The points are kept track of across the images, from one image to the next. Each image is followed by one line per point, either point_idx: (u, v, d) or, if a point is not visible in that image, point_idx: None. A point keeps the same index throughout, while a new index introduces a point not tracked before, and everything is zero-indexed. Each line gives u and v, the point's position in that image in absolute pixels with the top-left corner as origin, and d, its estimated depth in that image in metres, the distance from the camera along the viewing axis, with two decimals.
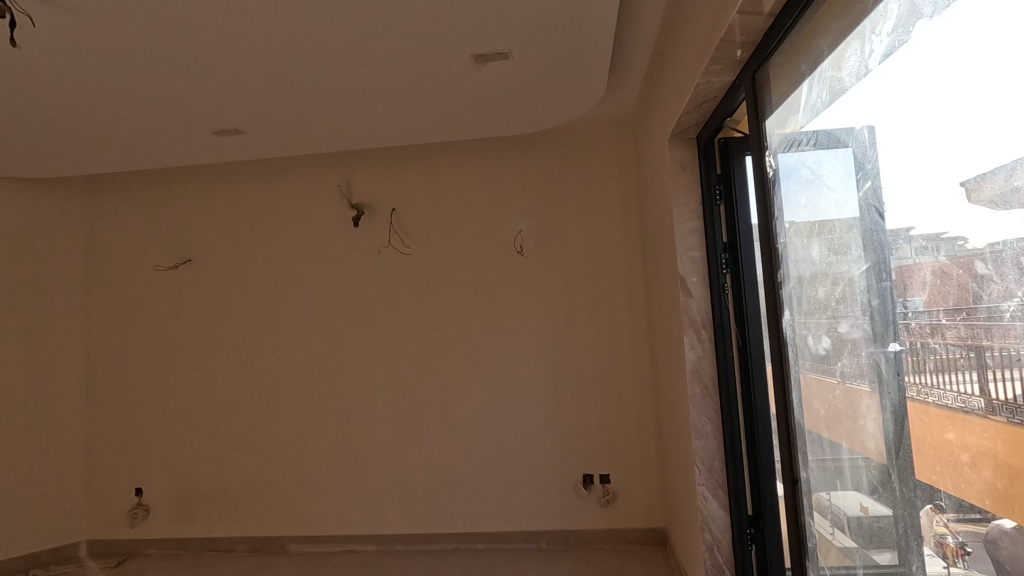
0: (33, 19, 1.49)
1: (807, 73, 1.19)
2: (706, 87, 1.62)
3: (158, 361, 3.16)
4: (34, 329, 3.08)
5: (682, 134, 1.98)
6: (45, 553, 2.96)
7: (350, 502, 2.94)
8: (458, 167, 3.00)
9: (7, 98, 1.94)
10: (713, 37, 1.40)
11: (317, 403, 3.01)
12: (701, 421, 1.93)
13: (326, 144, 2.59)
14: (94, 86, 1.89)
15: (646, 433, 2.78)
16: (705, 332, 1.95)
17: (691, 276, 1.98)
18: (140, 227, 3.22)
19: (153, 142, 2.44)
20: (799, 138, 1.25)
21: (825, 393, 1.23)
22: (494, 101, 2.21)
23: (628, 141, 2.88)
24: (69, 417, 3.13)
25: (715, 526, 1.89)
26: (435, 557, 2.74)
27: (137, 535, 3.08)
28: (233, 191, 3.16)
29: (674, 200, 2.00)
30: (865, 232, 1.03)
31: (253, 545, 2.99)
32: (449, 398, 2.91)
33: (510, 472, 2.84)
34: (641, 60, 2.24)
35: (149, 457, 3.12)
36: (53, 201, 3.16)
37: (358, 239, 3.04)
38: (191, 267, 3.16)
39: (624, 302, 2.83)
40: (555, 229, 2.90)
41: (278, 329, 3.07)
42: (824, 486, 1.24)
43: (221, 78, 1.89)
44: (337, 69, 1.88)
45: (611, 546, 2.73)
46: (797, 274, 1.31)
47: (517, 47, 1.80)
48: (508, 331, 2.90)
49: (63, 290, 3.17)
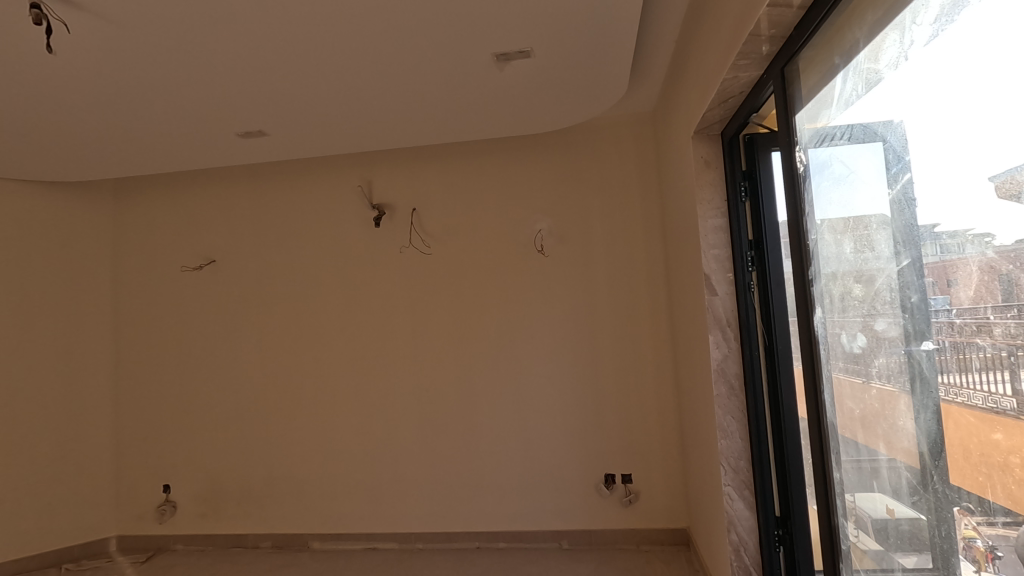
0: (68, 25, 1.53)
1: (840, 66, 1.17)
2: (732, 83, 1.60)
3: (185, 361, 3.21)
4: (66, 329, 3.15)
5: (706, 131, 1.96)
6: (76, 548, 3.04)
7: (373, 501, 2.96)
8: (478, 167, 3.01)
9: (42, 103, 1.99)
10: (740, 32, 1.38)
11: (339, 402, 3.04)
12: (727, 421, 1.91)
13: (347, 145, 2.61)
14: (125, 90, 1.93)
15: (669, 432, 2.76)
16: (730, 331, 1.93)
17: (716, 274, 1.95)
18: (166, 228, 3.28)
19: (180, 145, 2.48)
20: (832, 132, 1.23)
21: (858, 392, 1.20)
22: (515, 99, 2.21)
23: (649, 139, 2.86)
24: (98, 416, 3.20)
25: (741, 526, 1.86)
26: (457, 556, 2.75)
27: (165, 530, 3.14)
28: (256, 193, 3.20)
29: (698, 197, 1.97)
30: (902, 227, 1.01)
31: (277, 542, 3.02)
32: (470, 396, 2.92)
33: (531, 471, 2.83)
34: (662, 56, 2.22)
35: (176, 455, 3.18)
36: (83, 203, 3.23)
37: (379, 239, 3.06)
38: (215, 268, 3.21)
39: (645, 300, 2.81)
40: (575, 227, 2.89)
41: (301, 329, 3.10)
42: (859, 487, 1.22)
43: (247, 80, 1.92)
44: (360, 70, 1.90)
45: (634, 546, 2.71)
46: (829, 271, 1.29)
47: (539, 46, 1.80)
48: (528, 330, 2.89)
49: (92, 291, 3.24)
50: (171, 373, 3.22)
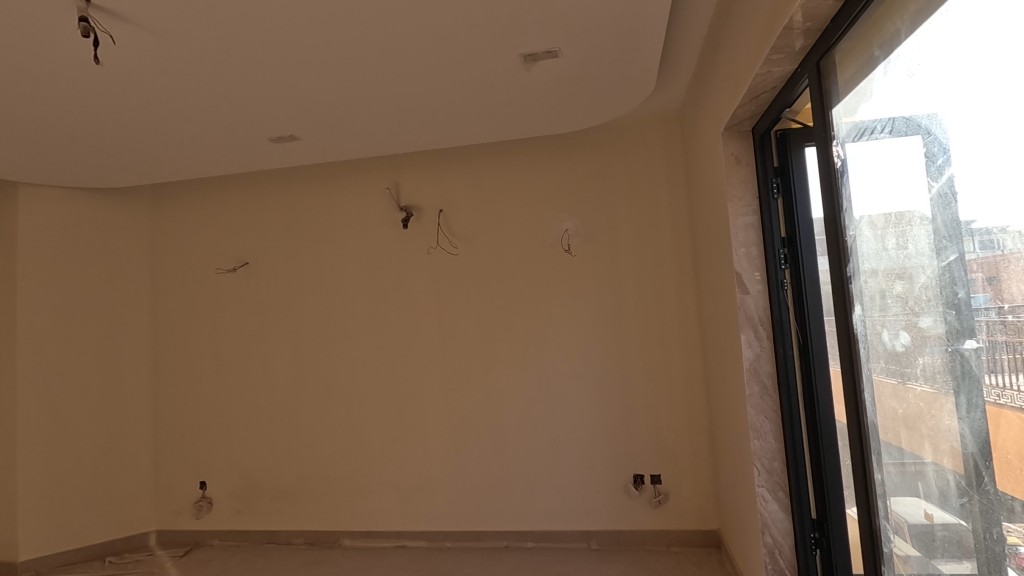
0: (112, 37, 1.59)
1: (880, 58, 1.14)
2: (764, 79, 1.58)
3: (219, 360, 3.30)
4: (108, 330, 3.27)
5: (737, 127, 1.93)
6: (118, 541, 3.15)
7: (402, 499, 3.00)
8: (504, 168, 3.02)
9: (86, 112, 2.07)
10: (773, 26, 1.36)
11: (369, 401, 3.08)
12: (760, 421, 1.88)
13: (375, 148, 2.65)
14: (164, 98, 2.00)
15: (699, 433, 2.73)
16: (763, 329, 1.90)
17: (747, 272, 1.92)
18: (201, 231, 3.37)
19: (215, 150, 2.55)
20: (872, 125, 1.20)
21: (901, 391, 1.17)
22: (542, 99, 2.22)
23: (676, 136, 2.83)
24: (138, 413, 3.31)
25: (776, 529, 1.83)
26: (486, 555, 2.77)
27: (202, 526, 3.23)
28: (287, 196, 3.27)
29: (729, 194, 1.95)
30: (946, 222, 0.98)
31: (309, 539, 3.09)
32: (498, 395, 2.93)
33: (559, 470, 2.84)
34: (691, 53, 2.20)
35: (211, 452, 3.26)
36: (122, 208, 3.34)
37: (407, 240, 3.10)
38: (248, 270, 3.29)
39: (674, 298, 2.79)
40: (602, 226, 2.88)
41: (331, 330, 3.16)
42: (901, 489, 1.19)
43: (280, 87, 1.97)
44: (388, 74, 1.92)
45: (663, 547, 2.70)
46: (869, 268, 1.26)
47: (567, 45, 1.80)
48: (555, 330, 2.90)
49: (132, 293, 3.35)
50: (206, 373, 3.31)
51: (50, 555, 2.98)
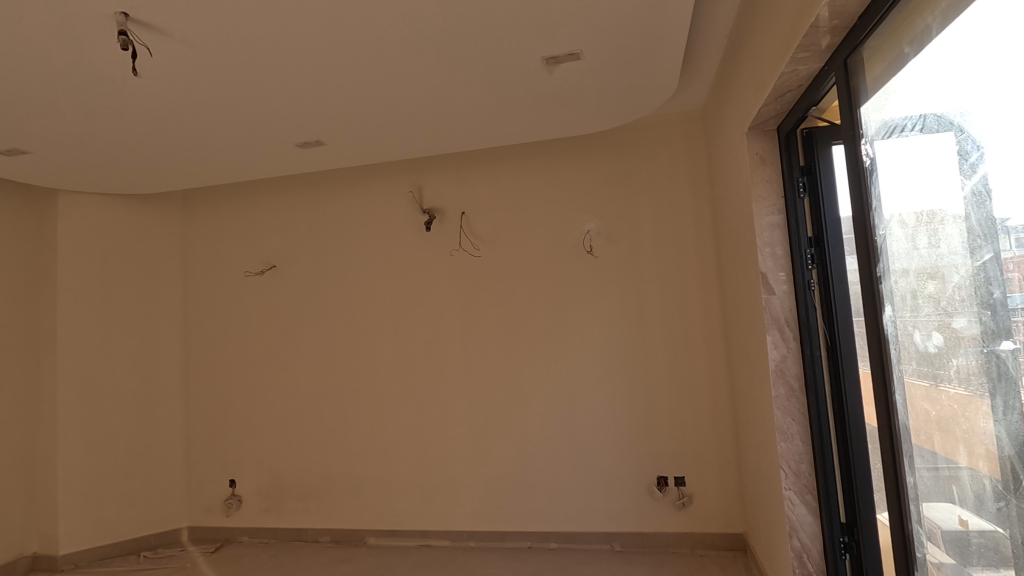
0: (150, 49, 1.65)
1: (910, 55, 1.13)
2: (790, 77, 1.57)
3: (248, 360, 3.38)
4: (142, 332, 3.37)
5: (762, 126, 1.91)
6: (152, 537, 3.25)
7: (425, 498, 3.04)
8: (526, 170, 3.03)
9: (123, 121, 2.14)
10: (799, 24, 1.35)
11: (393, 401, 3.12)
12: (787, 423, 1.86)
13: (399, 151, 2.69)
14: (197, 107, 2.06)
15: (724, 435, 2.70)
16: (789, 330, 1.88)
17: (773, 273, 1.90)
18: (229, 236, 3.46)
19: (244, 157, 2.61)
20: (902, 124, 1.18)
21: (933, 392, 1.15)
22: (564, 101, 2.22)
23: (699, 136, 2.81)
24: (171, 412, 3.41)
25: (804, 533, 1.81)
26: (509, 555, 2.79)
27: (231, 523, 3.31)
28: (313, 200, 3.33)
29: (754, 194, 1.93)
30: (982, 221, 0.96)
31: (335, 537, 3.14)
32: (520, 395, 2.95)
33: (582, 470, 2.84)
34: (714, 52, 2.19)
35: (240, 451, 3.34)
36: (156, 214, 3.44)
37: (430, 243, 3.14)
38: (275, 273, 3.37)
39: (697, 299, 2.77)
40: (624, 227, 2.88)
41: (356, 331, 3.21)
42: (934, 494, 1.17)
43: (308, 94, 2.01)
44: (412, 78, 1.95)
45: (688, 550, 2.68)
46: (900, 268, 1.24)
47: (590, 47, 1.81)
48: (577, 331, 2.90)
49: (164, 296, 3.45)
50: (235, 373, 3.39)
51: (88, 550, 3.08)
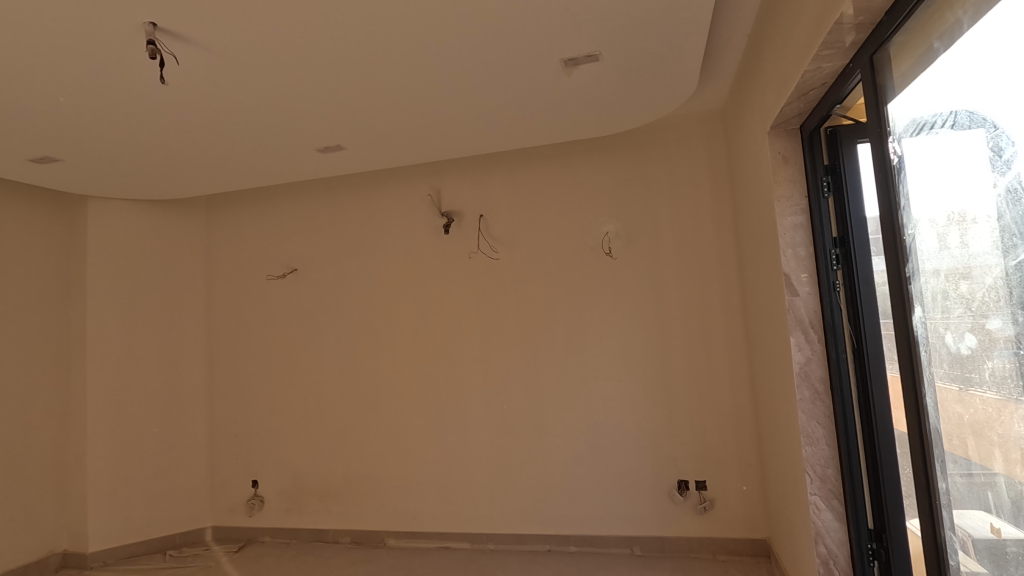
0: (177, 57, 1.69)
1: (940, 50, 1.10)
2: (814, 75, 1.54)
3: (270, 363, 3.42)
4: (168, 335, 3.44)
5: (784, 126, 1.89)
6: (177, 536, 3.31)
7: (444, 500, 3.04)
8: (544, 172, 3.03)
9: (150, 128, 2.19)
10: (823, 22, 1.33)
11: (412, 403, 3.14)
12: (812, 427, 1.83)
13: (418, 155, 2.71)
14: (221, 113, 2.09)
15: (746, 439, 2.66)
16: (814, 333, 1.84)
17: (797, 274, 1.87)
18: (252, 240, 3.51)
19: (266, 162, 2.65)
20: (932, 120, 1.15)
21: (966, 395, 1.12)
22: (582, 103, 2.22)
23: (719, 136, 2.78)
24: (196, 413, 3.47)
25: (830, 539, 1.78)
26: (528, 558, 2.78)
27: (254, 523, 3.36)
28: (333, 204, 3.37)
29: (775, 194, 1.91)
30: (1016, 218, 0.93)
31: (356, 538, 3.17)
32: (539, 397, 2.94)
33: (602, 473, 2.82)
34: (735, 51, 2.17)
35: (263, 452, 3.38)
36: (181, 219, 3.52)
37: (449, 246, 3.15)
38: (296, 276, 3.41)
39: (718, 299, 2.74)
40: (643, 229, 2.86)
41: (376, 333, 3.24)
42: (967, 501, 1.13)
43: (329, 99, 2.04)
44: (431, 82, 1.96)
45: (710, 555, 2.65)
46: (930, 268, 1.21)
47: (609, 49, 1.80)
48: (596, 333, 2.89)
49: (189, 299, 3.52)
50: (257, 375, 3.44)
51: (116, 548, 3.15)
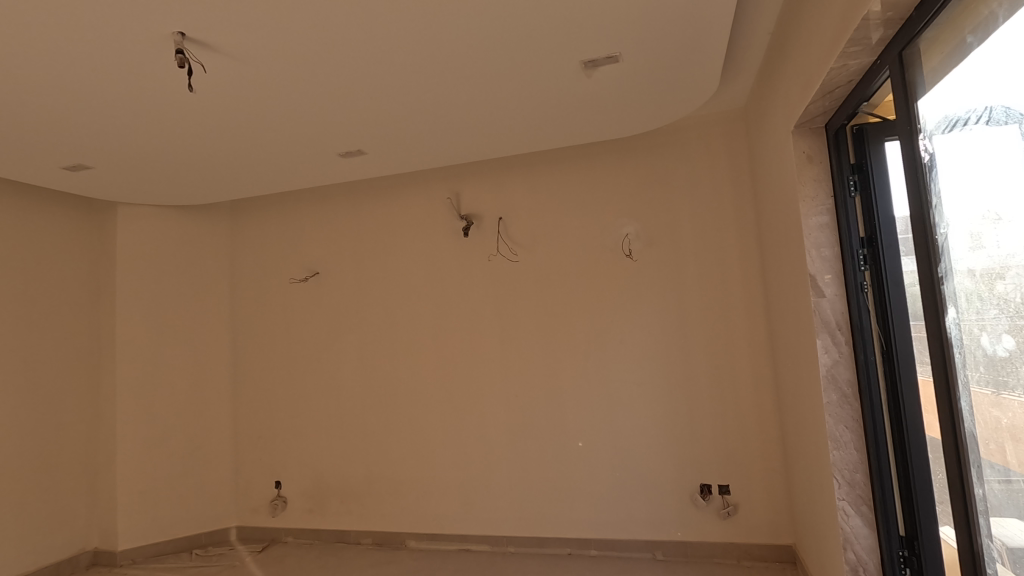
0: (204, 66, 1.72)
1: (974, 45, 1.08)
2: (840, 73, 1.52)
3: (292, 364, 3.47)
4: (194, 338, 3.51)
5: (809, 124, 1.86)
6: (203, 535, 3.38)
7: (465, 502, 3.05)
8: (564, 174, 3.03)
9: (177, 136, 2.24)
10: (849, 19, 1.31)
11: (432, 405, 3.16)
12: (840, 430, 1.79)
13: (437, 158, 2.73)
14: (246, 120, 2.13)
15: (770, 443, 2.62)
16: (841, 335, 1.81)
17: (823, 274, 1.85)
18: (274, 244, 3.57)
19: (289, 167, 2.70)
20: (965, 116, 1.12)
21: (1003, 400, 1.08)
22: (602, 104, 2.21)
23: (741, 136, 2.75)
24: (221, 414, 3.54)
25: (860, 545, 1.74)
26: (549, 561, 2.77)
27: (277, 523, 3.40)
28: (354, 208, 3.41)
29: (800, 194, 1.88)
30: None
31: (377, 539, 3.19)
32: (559, 399, 2.93)
33: (623, 476, 2.80)
34: (757, 50, 2.14)
35: (286, 453, 3.43)
36: (206, 224, 3.59)
37: (468, 249, 3.16)
38: (318, 280, 3.46)
39: (741, 301, 2.70)
40: (663, 230, 2.84)
41: (396, 336, 3.26)
42: (1006, 508, 1.09)
43: (351, 104, 2.06)
44: (451, 85, 1.97)
45: (735, 561, 2.60)
46: (963, 268, 1.18)
47: (629, 50, 1.80)
48: (617, 335, 2.87)
49: (214, 303, 3.59)
50: (280, 377, 3.49)
51: (145, 546, 3.22)
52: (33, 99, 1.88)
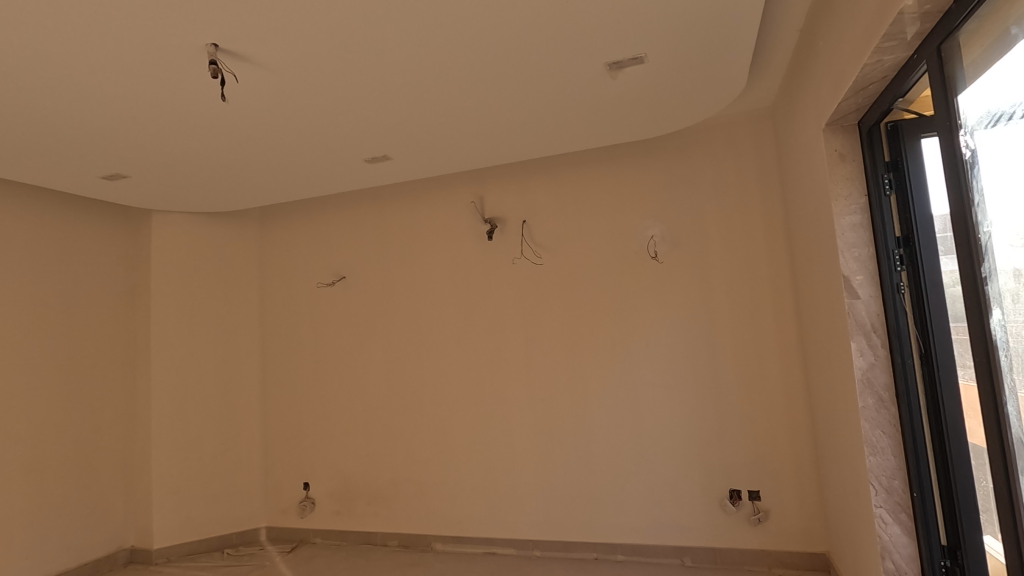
0: (236, 76, 1.77)
1: (1018, 36, 1.04)
2: (873, 69, 1.48)
3: (319, 367, 3.52)
4: (225, 343, 3.59)
5: (840, 122, 1.81)
6: (234, 535, 3.45)
7: (490, 505, 3.05)
8: (588, 177, 3.01)
9: (210, 144, 2.30)
10: (883, 15, 1.28)
11: (456, 408, 3.17)
12: (876, 435, 1.74)
13: (461, 163, 2.75)
14: (275, 128, 2.18)
15: (802, 448, 2.57)
16: (877, 337, 1.76)
17: (856, 275, 1.80)
18: (302, 249, 3.63)
19: (316, 173, 2.75)
20: (1012, 111, 1.08)
21: None
22: (626, 105, 2.20)
23: (768, 135, 2.71)
24: (251, 417, 3.62)
25: (898, 554, 1.69)
26: (575, 566, 2.76)
27: (305, 524, 3.46)
28: (379, 213, 3.45)
29: (832, 194, 1.84)
30: None
31: (403, 542, 3.21)
32: (584, 402, 2.92)
33: (650, 481, 2.77)
34: (786, 47, 2.11)
35: (313, 455, 3.48)
36: (236, 230, 3.67)
37: (492, 252, 3.17)
38: (344, 284, 3.50)
39: (770, 302, 2.65)
40: (689, 232, 2.81)
41: (421, 339, 3.29)
42: None
43: (378, 111, 2.10)
44: (476, 90, 1.99)
45: (765, 568, 2.55)
46: (1007, 267, 1.14)
47: (653, 51, 1.79)
48: (642, 338, 2.85)
49: (244, 307, 3.68)
50: (308, 379, 3.54)
51: (178, 545, 3.30)
52: (75, 111, 1.96)
